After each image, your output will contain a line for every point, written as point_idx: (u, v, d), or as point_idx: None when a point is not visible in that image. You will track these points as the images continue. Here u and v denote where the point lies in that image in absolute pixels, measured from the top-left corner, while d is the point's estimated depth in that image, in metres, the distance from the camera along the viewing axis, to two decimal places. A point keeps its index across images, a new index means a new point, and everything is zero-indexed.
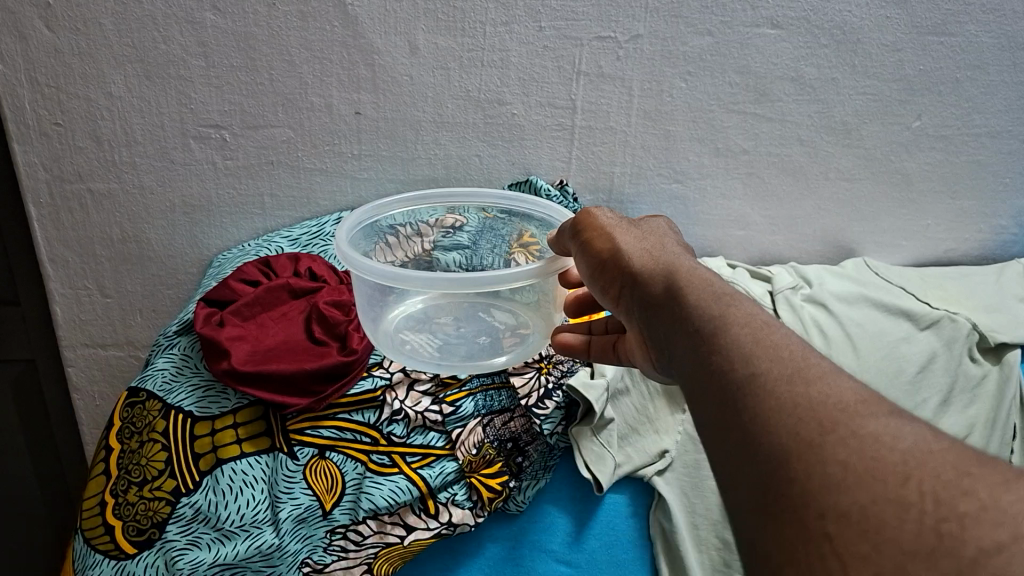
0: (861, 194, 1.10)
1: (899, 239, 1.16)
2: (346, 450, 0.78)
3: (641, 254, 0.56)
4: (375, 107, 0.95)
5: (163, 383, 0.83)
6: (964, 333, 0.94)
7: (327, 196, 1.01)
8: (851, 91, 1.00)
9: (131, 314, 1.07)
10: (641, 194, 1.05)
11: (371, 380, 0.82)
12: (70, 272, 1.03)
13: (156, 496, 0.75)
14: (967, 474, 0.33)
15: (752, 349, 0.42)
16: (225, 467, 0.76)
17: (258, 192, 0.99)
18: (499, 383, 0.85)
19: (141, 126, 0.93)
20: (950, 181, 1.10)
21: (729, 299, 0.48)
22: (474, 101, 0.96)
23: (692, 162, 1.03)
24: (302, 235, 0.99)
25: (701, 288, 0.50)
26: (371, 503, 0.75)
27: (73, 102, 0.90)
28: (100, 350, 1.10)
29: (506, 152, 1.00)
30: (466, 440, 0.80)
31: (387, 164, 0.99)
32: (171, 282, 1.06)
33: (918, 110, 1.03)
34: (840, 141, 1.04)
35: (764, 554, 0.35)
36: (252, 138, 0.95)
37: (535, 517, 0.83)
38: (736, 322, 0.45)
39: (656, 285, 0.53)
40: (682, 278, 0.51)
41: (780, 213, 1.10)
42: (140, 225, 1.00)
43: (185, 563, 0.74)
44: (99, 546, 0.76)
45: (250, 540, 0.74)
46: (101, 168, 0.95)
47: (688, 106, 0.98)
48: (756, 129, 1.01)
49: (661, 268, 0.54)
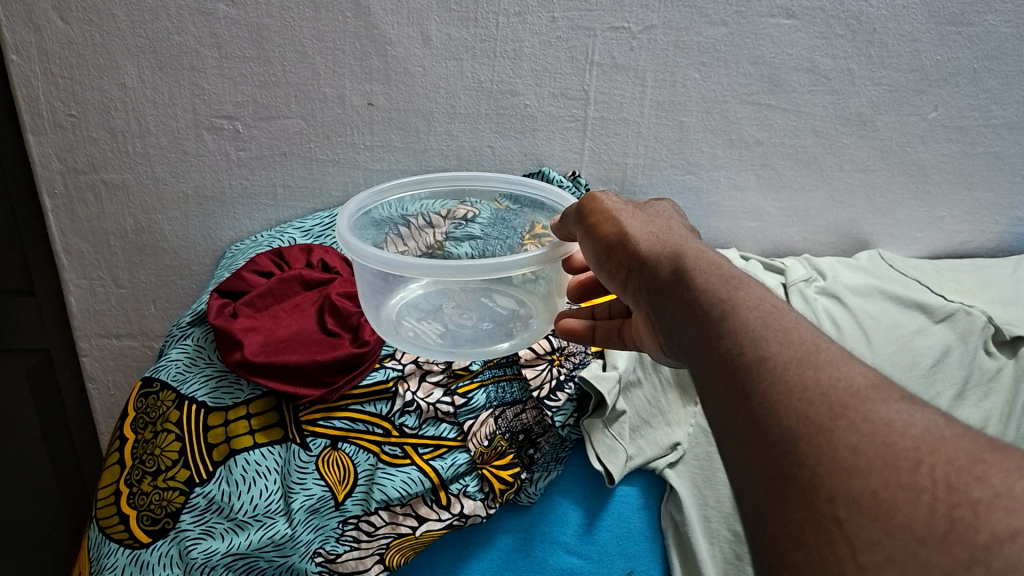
0: (877, 186, 1.09)
1: (914, 231, 1.15)
2: (357, 441, 0.79)
3: (647, 238, 0.56)
4: (387, 98, 0.95)
5: (177, 373, 0.83)
6: (979, 326, 0.93)
7: (340, 187, 1.01)
8: (866, 82, 0.99)
9: (146, 305, 1.08)
10: (654, 184, 1.05)
11: (383, 371, 0.83)
12: (84, 262, 1.04)
13: (170, 486, 0.76)
14: (981, 461, 0.33)
15: (762, 333, 0.42)
16: (239, 458, 0.77)
17: (270, 183, 0.99)
18: (511, 374, 0.86)
19: (154, 117, 0.93)
20: (966, 173, 1.09)
21: (737, 283, 0.47)
22: (487, 92, 0.95)
23: (705, 154, 1.03)
24: (314, 227, 1.00)
25: (708, 271, 0.49)
26: (382, 494, 0.76)
27: (87, 94, 0.91)
28: (115, 339, 1.11)
29: (519, 144, 1.00)
30: (478, 432, 0.80)
31: (398, 155, 0.99)
32: (185, 272, 1.06)
33: (935, 101, 1.02)
34: (855, 132, 1.03)
35: (773, 540, 0.34)
36: (265, 129, 0.95)
37: (546, 509, 0.83)
38: (745, 306, 0.45)
39: (664, 269, 0.52)
40: (689, 260, 0.51)
41: (793, 205, 1.09)
42: (154, 216, 1.01)
43: (199, 552, 0.74)
44: (114, 535, 0.77)
45: (263, 530, 0.75)
46: (115, 160, 0.96)
47: (702, 97, 0.98)
48: (770, 120, 1.01)
49: (669, 251, 0.53)
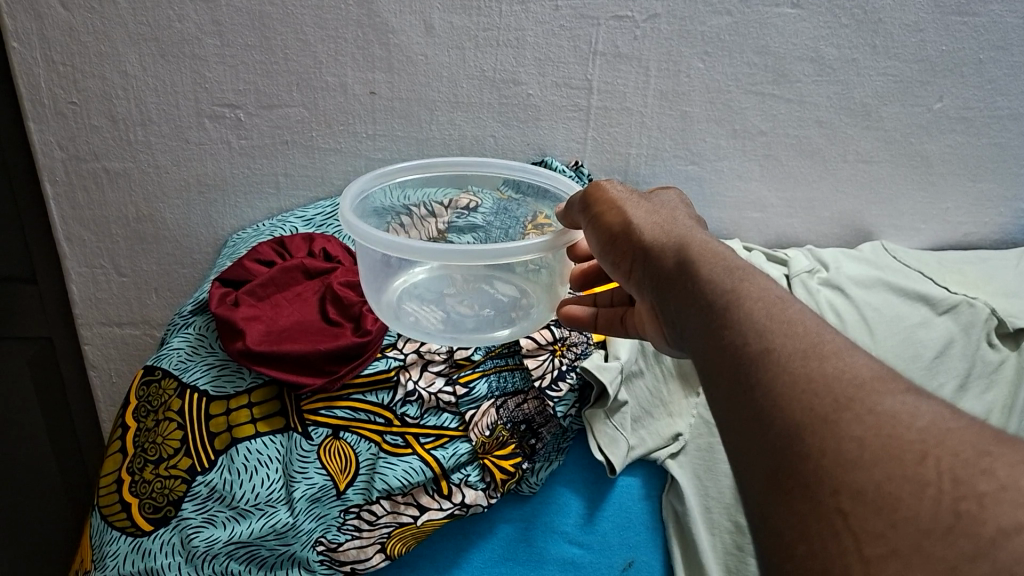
0: (881, 177, 1.09)
1: (917, 222, 1.14)
2: (360, 430, 0.79)
3: (652, 227, 0.55)
4: (389, 86, 0.94)
5: (178, 362, 0.83)
6: (982, 318, 0.93)
7: (342, 176, 1.01)
8: (871, 72, 0.99)
9: (148, 293, 1.08)
10: (657, 174, 1.05)
11: (385, 361, 0.82)
12: (86, 250, 1.03)
13: (172, 475, 0.76)
14: (987, 453, 0.33)
15: (765, 324, 0.42)
16: (241, 446, 0.77)
17: (272, 171, 0.99)
18: (513, 364, 0.85)
19: (156, 105, 0.93)
20: (971, 164, 1.09)
21: (741, 274, 0.47)
22: (489, 81, 0.95)
23: (708, 144, 1.03)
24: (316, 216, 1.00)
25: (712, 262, 0.49)
26: (384, 483, 0.76)
27: (88, 82, 0.91)
28: (116, 328, 1.11)
29: (522, 133, 1.00)
30: (479, 422, 0.80)
31: (401, 144, 0.99)
32: (187, 261, 1.06)
33: (940, 92, 1.01)
34: (859, 122, 1.03)
35: (776, 534, 0.34)
36: (267, 117, 0.95)
37: (547, 498, 0.84)
38: (749, 297, 0.44)
39: (668, 260, 0.52)
40: (693, 251, 0.51)
41: (797, 195, 1.09)
42: (156, 204, 1.00)
43: (201, 540, 0.75)
44: (116, 523, 0.77)
45: (265, 518, 0.75)
46: (117, 148, 0.96)
47: (706, 86, 0.97)
48: (774, 110, 1.01)
49: (673, 241, 0.53)
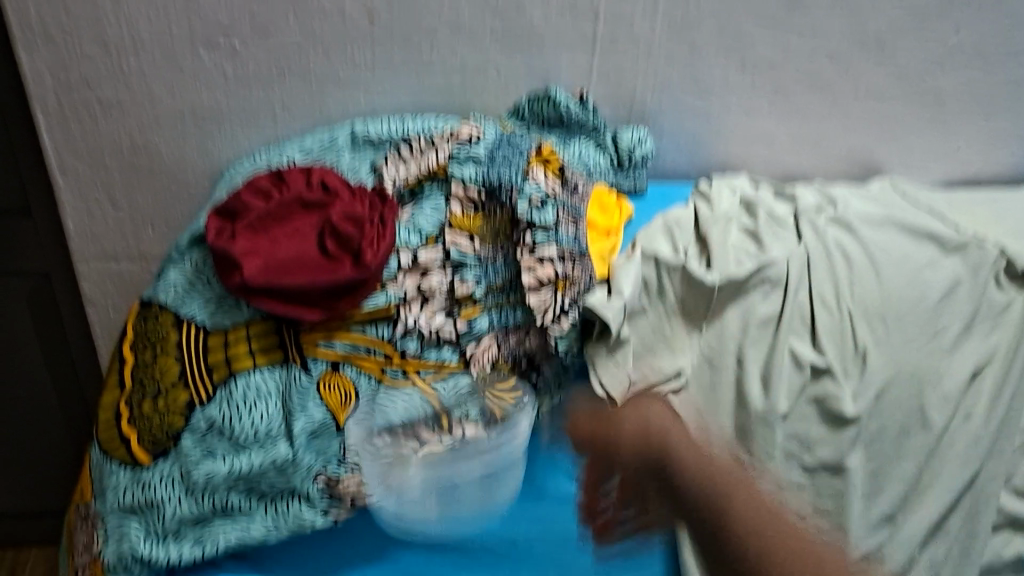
0: (891, 114, 1.06)
1: (928, 159, 1.12)
2: (359, 364, 0.80)
3: (698, 462, 0.72)
4: (389, 11, 0.91)
5: (175, 296, 0.82)
6: (991, 259, 0.92)
7: (340, 108, 0.98)
8: (885, 3, 0.96)
9: (144, 227, 1.06)
10: (663, 107, 1.02)
11: (385, 295, 0.81)
12: (80, 183, 1.01)
13: (171, 409, 0.77)
14: None
15: (782, 559, 0.64)
16: (239, 379, 0.77)
17: (269, 102, 0.97)
18: (514, 300, 0.84)
19: (149, 32, 0.90)
20: (985, 101, 1.06)
21: (769, 515, 0.67)
22: (492, 7, 0.92)
23: (716, 76, 1.00)
24: (314, 146, 0.95)
25: (754, 520, 0.67)
26: (386, 417, 0.79)
27: (80, 6, 0.88)
28: (112, 264, 1.09)
29: (525, 63, 0.97)
30: (480, 357, 0.82)
31: (401, 74, 0.96)
32: (183, 195, 1.04)
33: (955, 25, 0.98)
34: (871, 56, 1.00)
35: None
36: (263, 46, 0.92)
37: (538, 455, 0.85)
38: (784, 544, 0.65)
39: (692, 491, 0.70)
40: (740, 509, 0.68)
41: (805, 131, 1.07)
42: (150, 135, 0.98)
43: (200, 475, 0.75)
44: (115, 457, 0.78)
45: (264, 453, 0.76)
46: (109, 76, 0.93)
47: (715, 16, 0.95)
48: (784, 42, 0.98)
49: (716, 484, 0.70)
